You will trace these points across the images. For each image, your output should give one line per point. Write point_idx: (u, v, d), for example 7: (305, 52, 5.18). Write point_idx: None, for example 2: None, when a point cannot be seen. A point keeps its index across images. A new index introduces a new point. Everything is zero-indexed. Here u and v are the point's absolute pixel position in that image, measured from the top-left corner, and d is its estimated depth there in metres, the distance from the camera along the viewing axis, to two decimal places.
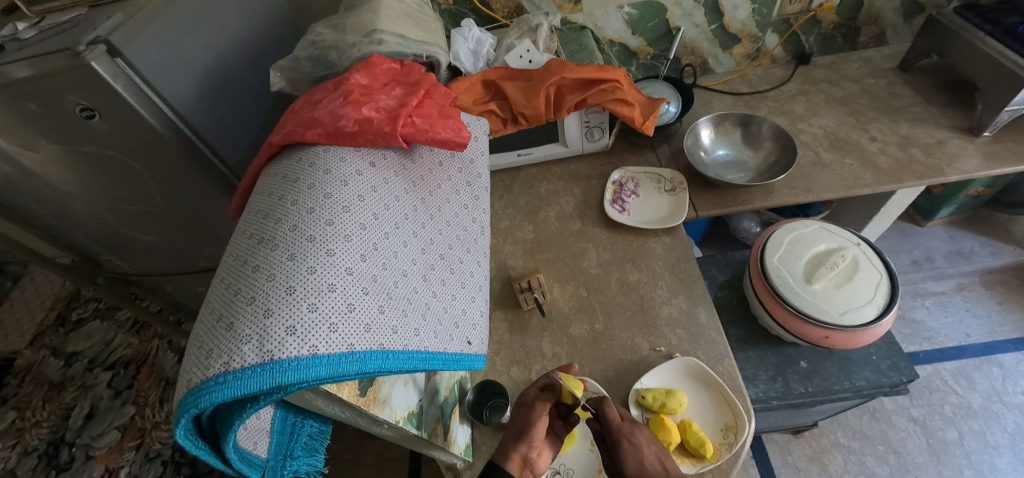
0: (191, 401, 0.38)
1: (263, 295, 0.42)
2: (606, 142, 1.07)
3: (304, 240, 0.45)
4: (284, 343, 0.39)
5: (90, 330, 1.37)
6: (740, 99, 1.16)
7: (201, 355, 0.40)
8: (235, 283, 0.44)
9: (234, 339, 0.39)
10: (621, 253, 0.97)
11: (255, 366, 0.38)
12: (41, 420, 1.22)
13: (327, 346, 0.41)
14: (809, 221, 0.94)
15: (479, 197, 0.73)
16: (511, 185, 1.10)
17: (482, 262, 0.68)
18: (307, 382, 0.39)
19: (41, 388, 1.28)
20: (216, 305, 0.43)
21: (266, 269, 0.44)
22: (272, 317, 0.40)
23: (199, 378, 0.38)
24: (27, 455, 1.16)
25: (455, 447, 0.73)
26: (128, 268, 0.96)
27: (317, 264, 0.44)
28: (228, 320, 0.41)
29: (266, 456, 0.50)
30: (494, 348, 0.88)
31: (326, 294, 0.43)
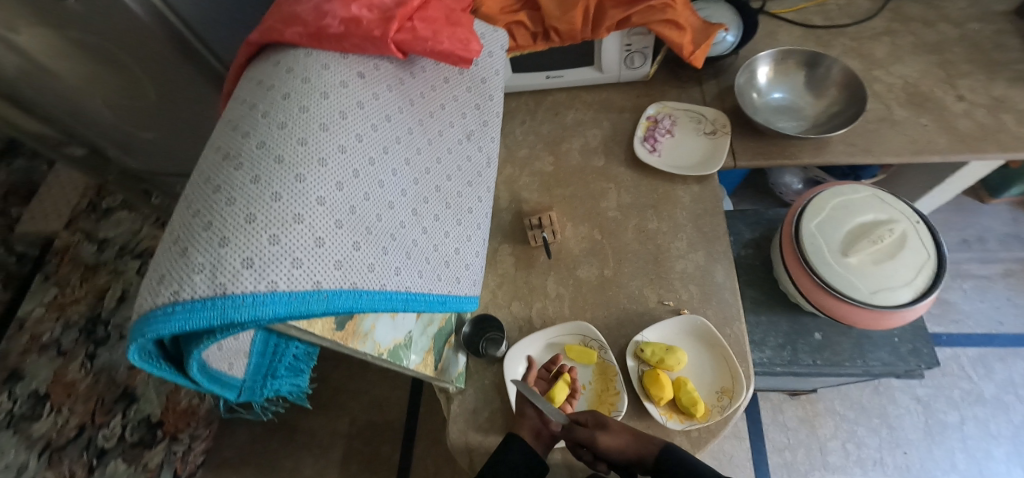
0: (140, 328, 0.36)
1: (221, 221, 0.38)
2: (646, 71, 0.96)
3: (271, 162, 0.41)
4: (239, 277, 0.36)
5: (120, 219, 1.21)
6: (812, 34, 0.99)
7: (154, 278, 0.37)
8: (195, 202, 0.40)
9: (186, 266, 0.36)
10: (643, 197, 0.90)
11: (206, 300, 0.35)
12: (78, 298, 1.12)
13: (288, 283, 0.38)
14: (861, 186, 0.84)
15: (489, 124, 0.67)
16: (535, 110, 1.01)
17: (483, 197, 0.64)
18: (264, 320, 0.37)
19: (77, 268, 1.13)
20: (176, 224, 0.40)
21: (228, 190, 0.40)
22: (229, 247, 0.37)
23: (149, 305, 0.36)
24: (68, 330, 1.08)
25: (446, 375, 0.74)
26: (137, 164, 0.96)
27: (283, 190, 0.40)
28: (183, 244, 0.38)
29: (243, 377, 0.50)
30: (497, 281, 0.86)
31: (290, 226, 0.39)
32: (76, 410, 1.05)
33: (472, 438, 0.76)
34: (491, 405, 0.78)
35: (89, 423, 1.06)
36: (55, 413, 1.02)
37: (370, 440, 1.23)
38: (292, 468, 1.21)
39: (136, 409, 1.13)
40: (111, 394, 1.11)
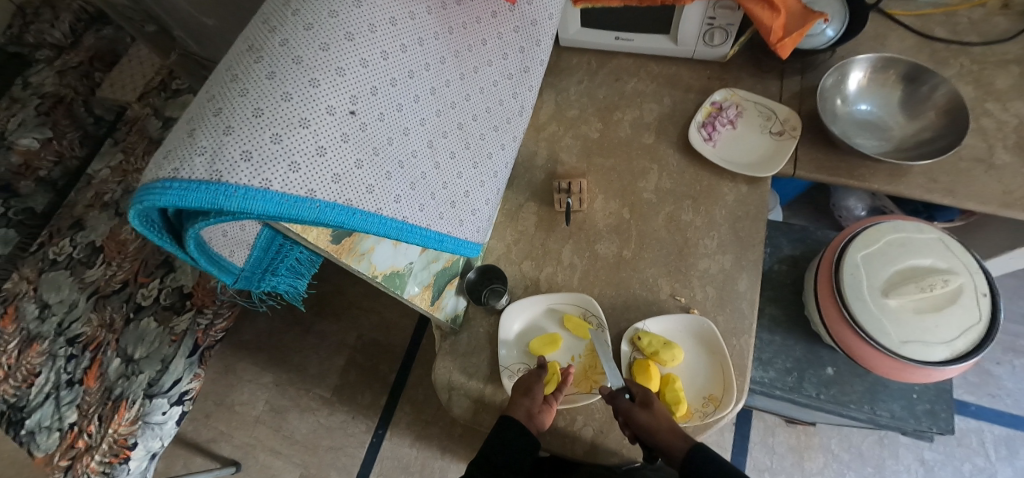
0: (141, 197, 0.37)
1: (230, 111, 0.38)
2: (726, 52, 0.88)
3: (290, 61, 0.41)
4: (235, 168, 0.36)
5: (186, 102, 1.28)
6: (929, 45, 0.86)
7: (161, 155, 0.38)
8: (213, 90, 0.41)
9: (190, 148, 0.37)
10: (684, 186, 0.85)
11: (200, 183, 0.36)
12: (143, 168, 1.21)
13: (282, 184, 0.38)
14: (928, 226, 0.76)
15: (529, 71, 0.65)
16: (596, 71, 0.96)
17: (506, 145, 0.62)
18: (254, 215, 0.37)
19: (144, 139, 1.24)
20: (193, 108, 0.41)
21: (243, 82, 0.40)
22: (232, 136, 0.37)
23: (151, 177, 0.37)
24: (128, 194, 1.18)
25: (440, 312, 0.75)
26: (198, 50, 1.03)
27: (295, 92, 0.40)
28: (193, 126, 0.38)
29: (242, 266, 0.53)
30: (515, 237, 0.86)
31: (295, 128, 0.39)
32: (123, 267, 1.11)
33: (455, 378, 0.78)
34: (481, 352, 0.80)
35: (133, 280, 1.10)
36: (105, 265, 1.11)
37: (370, 356, 1.30)
38: (298, 362, 1.31)
39: (173, 277, 1.11)
40: (154, 259, 1.12)
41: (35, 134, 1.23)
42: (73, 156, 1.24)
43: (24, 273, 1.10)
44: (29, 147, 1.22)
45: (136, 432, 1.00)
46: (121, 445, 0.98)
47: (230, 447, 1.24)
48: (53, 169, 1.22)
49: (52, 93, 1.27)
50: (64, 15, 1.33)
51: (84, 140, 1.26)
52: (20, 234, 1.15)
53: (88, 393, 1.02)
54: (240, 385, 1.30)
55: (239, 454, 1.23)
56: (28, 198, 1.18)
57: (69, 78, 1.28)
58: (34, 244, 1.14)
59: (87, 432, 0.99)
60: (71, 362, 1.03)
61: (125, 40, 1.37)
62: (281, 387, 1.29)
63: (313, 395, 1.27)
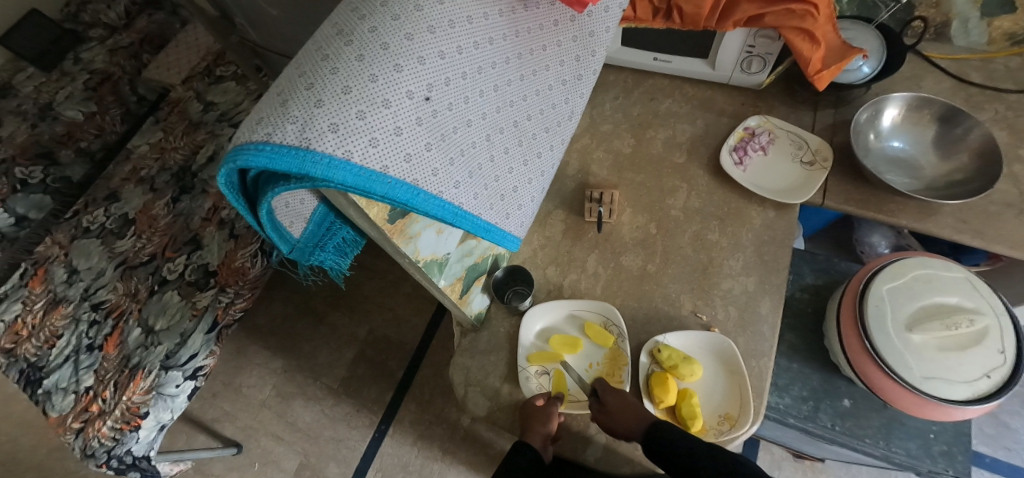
0: (233, 157, 0.40)
1: (321, 86, 0.41)
2: (761, 80, 0.90)
3: (377, 46, 0.43)
4: (323, 137, 0.39)
5: (229, 89, 1.32)
6: (964, 89, 0.88)
7: (253, 121, 0.41)
8: (303, 66, 0.43)
9: (283, 116, 0.40)
10: (712, 207, 0.86)
11: (291, 148, 0.39)
12: (179, 147, 1.25)
13: (362, 157, 0.40)
14: (957, 265, 0.76)
15: (582, 79, 0.67)
16: (632, 89, 0.99)
17: (558, 148, 0.64)
18: (333, 183, 0.40)
19: (183, 122, 1.28)
20: (282, 81, 0.44)
21: (332, 61, 0.42)
22: (321, 109, 0.40)
23: (245, 139, 0.40)
24: (164, 172, 1.21)
25: (466, 307, 0.77)
26: (254, 38, 1.08)
27: (380, 74, 0.42)
28: (284, 97, 0.41)
29: (298, 237, 0.55)
30: (541, 242, 0.87)
31: (377, 107, 0.41)
32: (153, 240, 1.14)
33: (472, 374, 0.79)
34: (499, 352, 0.80)
35: (160, 254, 1.12)
36: (135, 237, 1.14)
37: (380, 351, 1.31)
38: (309, 351, 1.32)
39: (199, 255, 1.13)
40: (183, 236, 1.15)
41: (81, 108, 1.28)
42: (114, 131, 1.29)
43: (57, 238, 1.14)
44: (74, 119, 1.27)
45: (149, 402, 1.00)
46: (133, 412, 0.98)
47: (233, 428, 1.24)
48: (93, 142, 1.27)
49: (101, 70, 1.32)
50: None
51: (125, 117, 1.30)
52: (54, 201, 1.19)
53: (105, 359, 1.02)
54: (249, 368, 1.31)
55: (242, 436, 1.24)
56: (67, 168, 1.22)
57: (118, 57, 1.33)
58: (68, 211, 1.18)
59: (102, 397, 0.99)
60: (93, 327, 1.05)
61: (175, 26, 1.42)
62: (290, 374, 1.30)
63: (321, 385, 1.28)
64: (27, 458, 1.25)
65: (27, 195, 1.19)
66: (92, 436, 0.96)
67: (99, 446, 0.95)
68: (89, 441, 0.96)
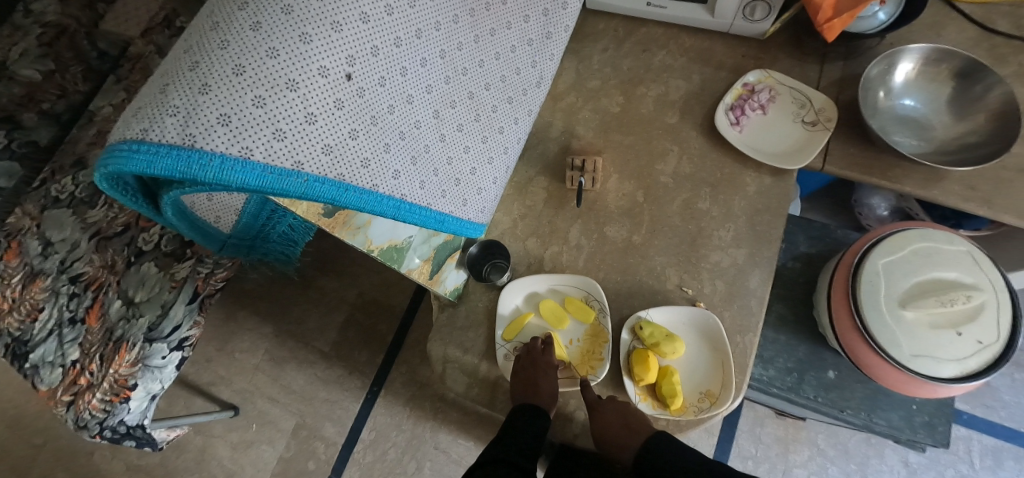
0: (108, 158, 0.35)
1: (207, 66, 0.35)
2: (766, 30, 0.81)
3: (278, 11, 0.37)
4: (211, 132, 0.34)
5: None
6: (988, 38, 0.79)
7: (133, 111, 0.36)
8: (194, 40, 0.38)
9: (163, 106, 0.34)
10: (705, 173, 0.81)
11: (171, 147, 0.33)
12: None
13: (264, 154, 0.36)
14: (959, 237, 0.72)
15: (551, 37, 0.65)
16: (623, 40, 0.90)
17: (517, 117, 0.62)
18: (231, 184, 0.35)
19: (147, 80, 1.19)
20: (171, 59, 0.38)
21: (225, 33, 0.37)
22: (208, 96, 0.34)
23: (119, 137, 0.35)
24: None
25: (440, 286, 0.74)
26: None
27: (283, 48, 0.36)
28: (169, 81, 0.36)
29: (229, 232, 0.54)
30: (522, 213, 0.82)
31: (281, 91, 0.36)
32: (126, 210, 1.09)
33: (451, 351, 0.77)
34: (478, 327, 0.78)
35: (135, 224, 1.08)
36: (108, 207, 1.09)
37: (369, 315, 1.30)
38: (298, 316, 1.32)
39: None
40: None
41: (38, 66, 1.19)
42: (77, 90, 1.20)
43: (27, 209, 1.09)
44: (32, 78, 1.18)
45: (137, 374, 0.99)
46: (121, 385, 0.98)
47: (229, 391, 1.27)
48: (57, 103, 1.18)
49: (53, 23, 1.21)
50: None
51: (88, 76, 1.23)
52: (25, 168, 1.13)
53: (89, 332, 1.02)
54: (240, 333, 1.31)
55: (238, 399, 1.26)
56: (32, 131, 1.15)
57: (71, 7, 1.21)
58: (38, 179, 1.12)
59: (89, 371, 0.99)
60: (73, 300, 1.03)
61: None
62: (280, 338, 1.30)
63: (311, 348, 1.29)
64: (33, 421, 1.29)
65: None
66: (83, 409, 0.97)
67: (91, 418, 0.96)
68: (81, 413, 0.97)
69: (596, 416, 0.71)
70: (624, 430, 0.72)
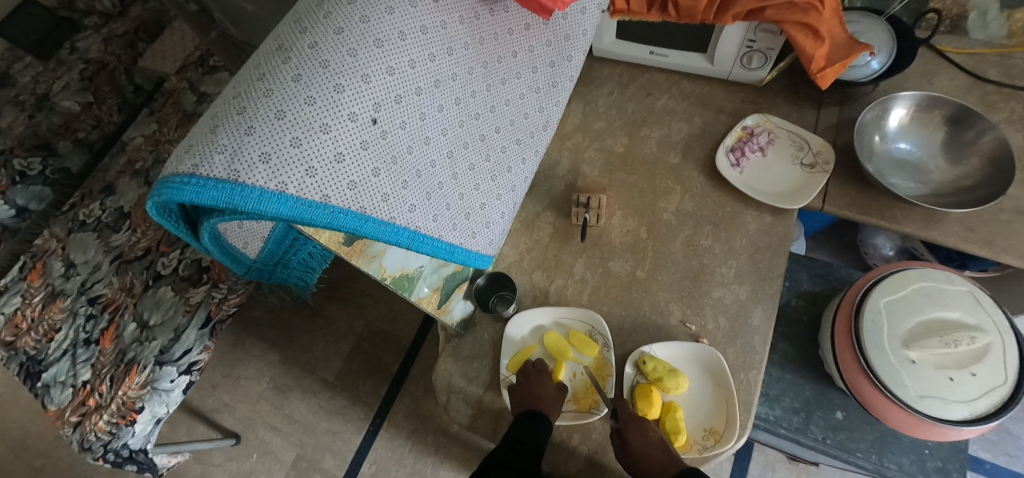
0: (159, 189, 0.38)
1: (253, 110, 0.39)
2: (763, 77, 0.85)
3: (316, 64, 0.41)
4: (253, 169, 0.37)
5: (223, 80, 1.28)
6: (979, 87, 0.82)
7: (183, 149, 0.39)
8: (240, 87, 0.42)
9: (211, 144, 0.38)
10: (707, 211, 0.83)
11: (217, 181, 0.37)
12: (172, 140, 1.23)
13: (298, 188, 0.39)
14: (960, 277, 0.72)
15: (557, 85, 0.69)
16: (627, 84, 0.94)
17: (525, 158, 0.65)
18: (266, 215, 0.38)
19: (178, 113, 1.26)
20: (219, 103, 0.42)
21: (269, 82, 0.41)
22: (252, 137, 0.38)
23: (170, 171, 0.38)
24: (157, 164, 1.20)
25: (447, 316, 0.76)
26: (234, 32, 1.05)
27: (319, 96, 0.40)
28: (217, 122, 0.39)
29: (255, 258, 0.56)
30: (528, 246, 0.85)
31: (315, 133, 0.40)
32: (148, 235, 1.13)
33: (455, 381, 0.78)
34: (483, 358, 0.79)
35: (155, 249, 1.12)
36: (131, 231, 1.13)
37: (375, 345, 1.31)
38: (304, 344, 1.33)
39: (192, 250, 1.12)
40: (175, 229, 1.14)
41: (77, 98, 1.25)
42: (111, 122, 1.28)
43: (54, 232, 1.14)
44: (71, 109, 1.25)
45: (145, 396, 1.00)
46: (129, 407, 0.99)
47: (232, 419, 1.27)
48: (91, 132, 1.26)
49: (97, 59, 1.27)
50: None
51: (122, 107, 1.29)
52: (54, 192, 1.20)
53: (103, 354, 1.04)
54: (246, 360, 1.32)
55: (240, 427, 1.26)
56: (65, 158, 1.22)
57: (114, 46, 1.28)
58: (66, 204, 1.18)
59: (99, 392, 1.00)
60: (90, 321, 1.06)
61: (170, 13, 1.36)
62: (286, 366, 1.31)
63: (316, 377, 1.29)
64: (36, 444, 1.29)
65: (26, 186, 1.18)
66: (89, 430, 0.97)
67: (97, 440, 0.97)
68: (86, 435, 0.97)
69: (637, 431, 0.68)
70: (661, 453, 0.68)
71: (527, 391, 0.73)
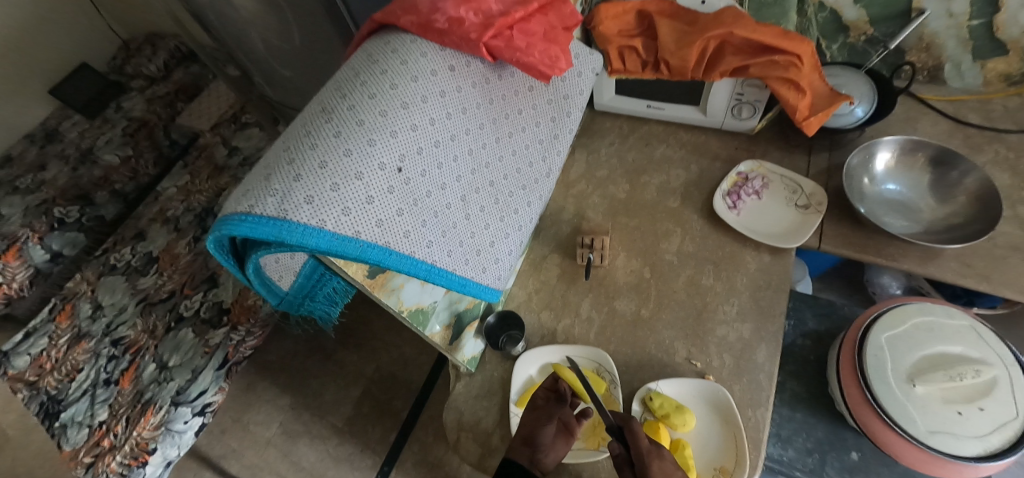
0: (218, 226, 0.44)
1: (299, 161, 0.46)
2: (753, 125, 0.91)
3: (353, 123, 0.48)
4: (299, 209, 0.44)
5: (252, 134, 1.44)
6: (963, 131, 0.86)
7: (239, 193, 0.46)
8: (288, 142, 0.49)
9: (264, 189, 0.44)
10: (707, 252, 0.86)
11: (269, 219, 0.43)
12: (202, 190, 1.35)
13: (335, 225, 0.45)
14: (960, 312, 0.74)
15: (558, 138, 0.75)
16: (628, 135, 1.01)
17: (531, 202, 0.71)
18: (307, 248, 0.44)
19: (209, 166, 1.39)
20: (270, 155, 0.49)
21: (314, 137, 0.48)
22: (299, 183, 0.44)
23: (229, 211, 0.45)
24: (189, 211, 1.31)
25: (457, 353, 0.79)
26: (269, 94, 1.17)
27: (354, 149, 0.47)
28: (269, 171, 0.46)
29: (287, 290, 0.61)
30: (536, 287, 0.89)
31: (351, 179, 0.46)
32: (173, 278, 1.21)
33: (465, 419, 0.80)
34: (492, 397, 0.81)
35: (179, 291, 1.19)
36: (158, 275, 1.21)
37: (386, 390, 1.33)
38: (315, 388, 1.35)
39: (215, 293, 1.19)
40: (200, 274, 1.21)
41: (117, 152, 1.40)
42: (147, 174, 1.42)
43: (86, 275, 1.22)
44: (112, 162, 1.39)
45: (158, 438, 1.03)
46: (142, 448, 1.02)
47: (238, 466, 1.28)
48: (127, 184, 1.38)
49: (138, 117, 1.46)
50: (161, 52, 1.56)
51: (158, 161, 1.43)
52: (88, 238, 1.30)
53: (120, 394, 1.08)
54: (258, 405, 1.35)
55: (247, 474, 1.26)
56: (101, 207, 1.33)
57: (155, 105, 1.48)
58: (99, 249, 1.27)
59: (113, 432, 1.04)
60: (111, 362, 1.11)
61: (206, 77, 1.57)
62: (297, 411, 1.33)
63: (326, 423, 1.30)
64: None
65: (62, 232, 1.28)
66: (101, 471, 1.00)
67: None
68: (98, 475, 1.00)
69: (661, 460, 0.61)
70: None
71: (538, 407, 0.74)
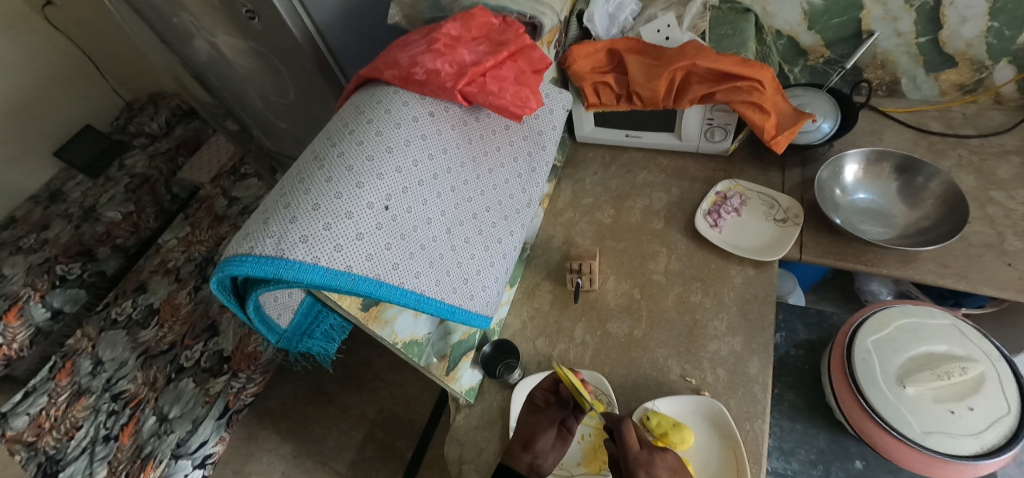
0: (223, 267, 0.49)
1: (295, 205, 0.50)
2: (726, 147, 0.96)
3: (343, 169, 0.53)
4: (294, 248, 0.47)
5: (250, 185, 1.53)
6: (925, 139, 0.91)
7: (240, 236, 0.50)
8: (284, 188, 0.53)
9: (264, 232, 0.49)
10: (693, 269, 0.89)
11: (267, 258, 0.47)
12: (202, 240, 1.42)
13: (328, 261, 0.48)
14: (942, 312, 0.76)
15: (537, 170, 0.79)
16: (610, 164, 1.06)
17: (515, 231, 0.74)
18: (303, 283, 0.48)
19: (209, 216, 1.47)
20: (268, 202, 0.53)
21: (307, 183, 0.52)
22: (295, 224, 0.49)
23: (231, 253, 0.49)
24: (189, 261, 1.37)
25: (455, 384, 0.80)
26: (269, 146, 1.24)
27: (344, 191, 0.52)
28: (267, 215, 0.51)
29: (286, 327, 0.63)
30: (531, 314, 0.91)
31: (341, 218, 0.50)
32: (174, 329, 1.25)
33: (467, 449, 0.80)
34: (492, 426, 0.82)
35: (179, 342, 1.22)
36: (158, 327, 1.25)
37: (389, 430, 1.33)
38: (318, 433, 1.35)
39: (215, 341, 1.23)
40: (201, 324, 1.25)
41: (120, 208, 1.49)
42: (148, 227, 1.50)
43: (87, 331, 1.25)
44: (114, 218, 1.47)
45: None
46: None
47: None
48: (128, 238, 1.46)
49: (141, 174, 1.57)
50: (163, 112, 1.73)
51: (159, 214, 1.52)
52: (89, 293, 1.36)
53: (120, 449, 1.08)
54: (258, 454, 1.34)
55: None
56: (103, 263, 1.41)
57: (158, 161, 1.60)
58: (102, 303, 1.32)
59: None
60: (111, 417, 1.12)
61: (206, 132, 1.70)
62: (299, 458, 1.32)
63: (329, 468, 1.29)
64: None
65: (64, 289, 1.34)
66: None
67: None
68: None
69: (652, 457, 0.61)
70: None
71: (537, 409, 0.74)
